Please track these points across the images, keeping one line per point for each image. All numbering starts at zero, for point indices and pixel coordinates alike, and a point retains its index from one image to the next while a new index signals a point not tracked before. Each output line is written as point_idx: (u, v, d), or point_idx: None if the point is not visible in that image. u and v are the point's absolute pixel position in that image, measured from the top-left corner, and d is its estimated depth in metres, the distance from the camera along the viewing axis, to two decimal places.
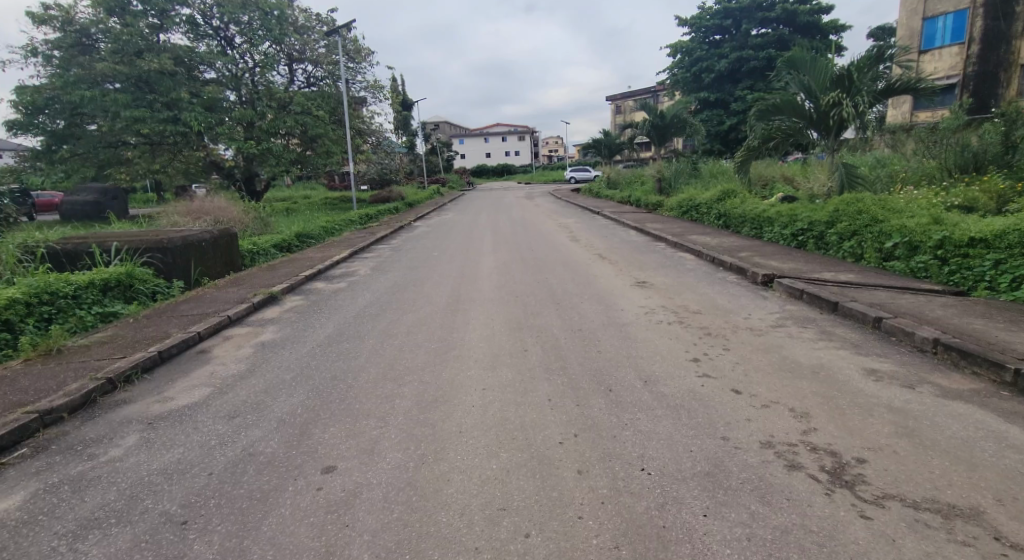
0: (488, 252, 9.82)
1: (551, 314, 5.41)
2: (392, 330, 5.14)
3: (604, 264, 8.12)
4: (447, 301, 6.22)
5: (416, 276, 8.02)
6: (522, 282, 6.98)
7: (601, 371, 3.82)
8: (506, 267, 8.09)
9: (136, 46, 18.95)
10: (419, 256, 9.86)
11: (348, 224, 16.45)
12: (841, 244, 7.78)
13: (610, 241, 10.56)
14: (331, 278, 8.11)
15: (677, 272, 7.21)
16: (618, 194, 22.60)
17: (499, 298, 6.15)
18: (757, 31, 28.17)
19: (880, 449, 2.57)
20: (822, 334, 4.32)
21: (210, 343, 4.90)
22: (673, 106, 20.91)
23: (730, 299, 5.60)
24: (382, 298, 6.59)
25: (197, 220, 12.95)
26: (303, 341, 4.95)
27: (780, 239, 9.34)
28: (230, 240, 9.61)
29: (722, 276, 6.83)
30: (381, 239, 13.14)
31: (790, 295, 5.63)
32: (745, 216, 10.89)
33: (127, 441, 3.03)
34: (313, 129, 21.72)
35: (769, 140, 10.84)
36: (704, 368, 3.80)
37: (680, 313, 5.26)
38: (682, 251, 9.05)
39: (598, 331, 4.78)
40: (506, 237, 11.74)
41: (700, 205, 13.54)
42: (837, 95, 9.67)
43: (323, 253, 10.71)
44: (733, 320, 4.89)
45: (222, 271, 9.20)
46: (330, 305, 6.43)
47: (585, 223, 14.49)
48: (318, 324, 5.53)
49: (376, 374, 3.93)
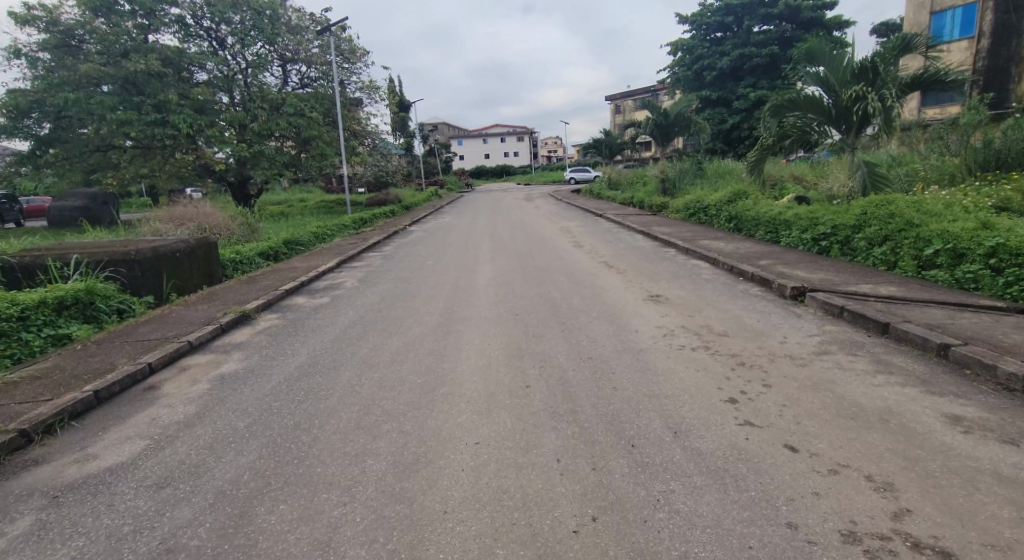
0: (485, 260, 9.17)
1: (556, 337, 4.75)
2: (373, 358, 4.48)
3: (613, 274, 7.46)
4: (439, 320, 5.56)
5: (407, 288, 7.35)
6: (522, 296, 6.32)
7: (618, 418, 3.15)
8: (505, 277, 7.44)
9: (123, 47, 18.35)
10: (411, 266, 9.19)
11: (341, 229, 15.82)
12: (871, 250, 7.13)
13: (616, 247, 9.90)
14: (314, 292, 7.44)
15: (693, 284, 6.53)
16: (621, 195, 21.94)
17: (497, 317, 5.51)
18: (760, 27, 27.50)
19: (1009, 549, 1.93)
20: (878, 364, 3.64)
21: (162, 377, 4.23)
22: (676, 105, 20.25)
23: (758, 318, 4.94)
24: (367, 317, 5.92)
25: (180, 227, 12.40)
26: (269, 372, 4.29)
27: (800, 244, 8.67)
28: (209, 250, 8.98)
29: (744, 288, 6.17)
30: (374, 246, 12.49)
31: (827, 312, 4.96)
32: (760, 219, 10.23)
33: (17, 527, 2.38)
34: (307, 130, 21.03)
35: (784, 139, 10.21)
36: (744, 412, 3.13)
37: (703, 335, 4.59)
38: (695, 259, 8.38)
39: (611, 361, 4.12)
40: (505, 243, 11.09)
41: (708, 207, 12.89)
42: (860, 89, 9.00)
43: (310, 262, 10.05)
44: (767, 345, 4.23)
45: (198, 283, 8.56)
46: (308, 325, 5.77)
47: (588, 226, 13.81)
48: (291, 349, 4.88)
49: (347, 421, 3.27)
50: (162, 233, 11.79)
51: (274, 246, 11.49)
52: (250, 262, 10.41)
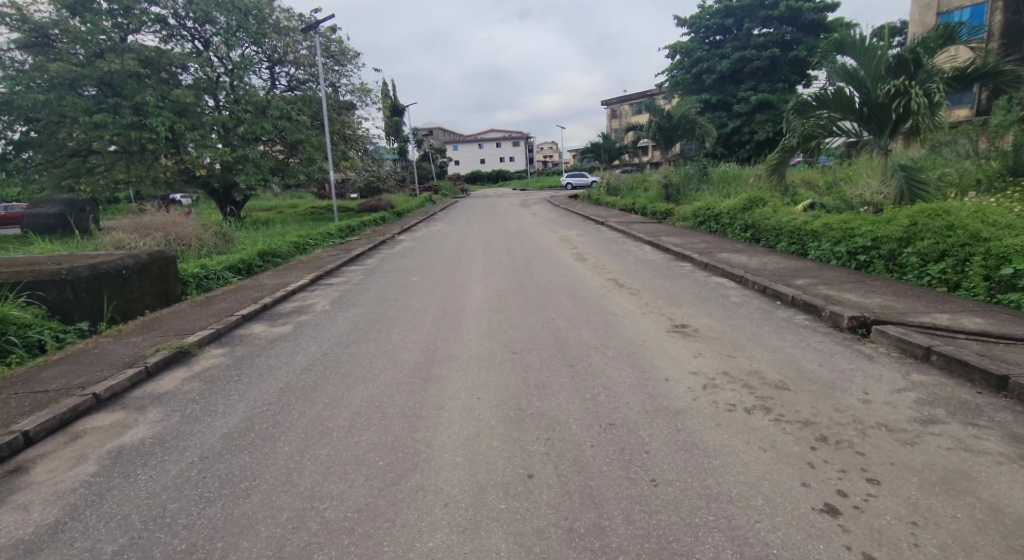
0: (478, 276, 8.14)
1: (566, 388, 3.72)
2: (325, 420, 3.43)
3: (626, 295, 6.44)
4: (418, 360, 4.51)
5: (383, 313, 6.29)
6: (520, 326, 5.27)
7: (665, 547, 2.14)
8: (501, 300, 6.41)
9: (97, 46, 17.18)
10: (393, 284, 8.13)
11: (324, 237, 14.78)
12: (925, 268, 6.19)
13: (624, 261, 8.90)
14: (278, 317, 6.40)
15: (722, 310, 5.54)
16: (620, 201, 20.95)
17: (491, 356, 4.48)
18: (760, 30, 26.63)
19: None
20: (1018, 445, 2.63)
21: (40, 452, 3.18)
22: (681, 107, 19.27)
23: (821, 361, 3.92)
24: (332, 353, 4.88)
25: (145, 237, 11.33)
26: (186, 442, 3.23)
27: (836, 259, 7.68)
28: (163, 265, 7.98)
29: (786, 316, 5.17)
30: (358, 258, 11.44)
31: (906, 352, 3.95)
32: (782, 228, 9.25)
33: None
34: (293, 134, 19.88)
35: (809, 141, 9.24)
36: (856, 536, 2.12)
37: (756, 389, 3.54)
38: (717, 276, 7.36)
39: (642, 428, 3.11)
40: (499, 255, 10.08)
41: (720, 215, 11.89)
42: (899, 84, 8.00)
43: (281, 278, 9.02)
44: (847, 404, 3.19)
45: (149, 303, 7.56)
46: (257, 365, 4.70)
47: (590, 236, 12.78)
48: (226, 404, 3.81)
49: (267, 546, 2.25)
50: (124, 245, 10.71)
51: (247, 258, 10.48)
52: (216, 277, 9.39)
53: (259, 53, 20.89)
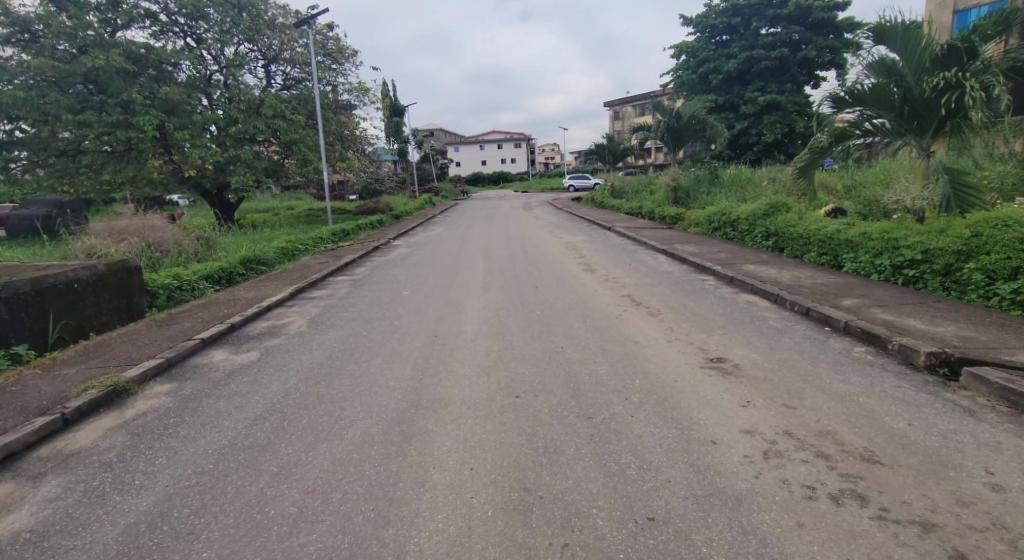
0: (476, 290, 7.30)
1: (584, 456, 2.88)
2: (265, 504, 2.59)
3: (645, 318, 5.60)
4: (399, 407, 3.66)
5: (365, 337, 5.44)
6: (525, 359, 4.42)
7: None
8: (501, 322, 5.58)
9: (82, 41, 16.30)
10: (383, 298, 7.31)
11: (316, 243, 13.96)
12: (993, 287, 5.40)
13: (638, 273, 8.08)
14: (247, 341, 5.57)
15: (762, 339, 4.70)
16: (626, 205, 20.10)
17: (489, 404, 3.64)
18: (767, 29, 25.75)
19: None
20: None
21: None
22: (691, 106, 18.25)
23: (911, 419, 3.06)
24: (297, 393, 4.03)
25: (121, 242, 10.54)
26: (77, 540, 2.40)
27: (880, 274, 6.84)
28: (125, 276, 7.18)
29: (841, 349, 4.32)
30: (348, 266, 10.60)
31: (1015, 404, 3.12)
32: (810, 236, 8.43)
33: None
34: (287, 134, 19.02)
35: (843, 140, 8.46)
36: None
37: (839, 461, 2.69)
38: (746, 293, 6.51)
39: (694, 528, 2.27)
40: (499, 265, 9.26)
41: (737, 221, 11.07)
42: (948, 77, 7.17)
43: (260, 290, 8.23)
44: (972, 493, 2.35)
45: (106, 320, 6.76)
46: (204, 409, 3.84)
47: (597, 243, 11.96)
48: (148, 471, 2.96)
49: None
50: (97, 251, 9.89)
51: (227, 266, 9.70)
52: (191, 288, 8.61)
53: (253, 51, 20.08)
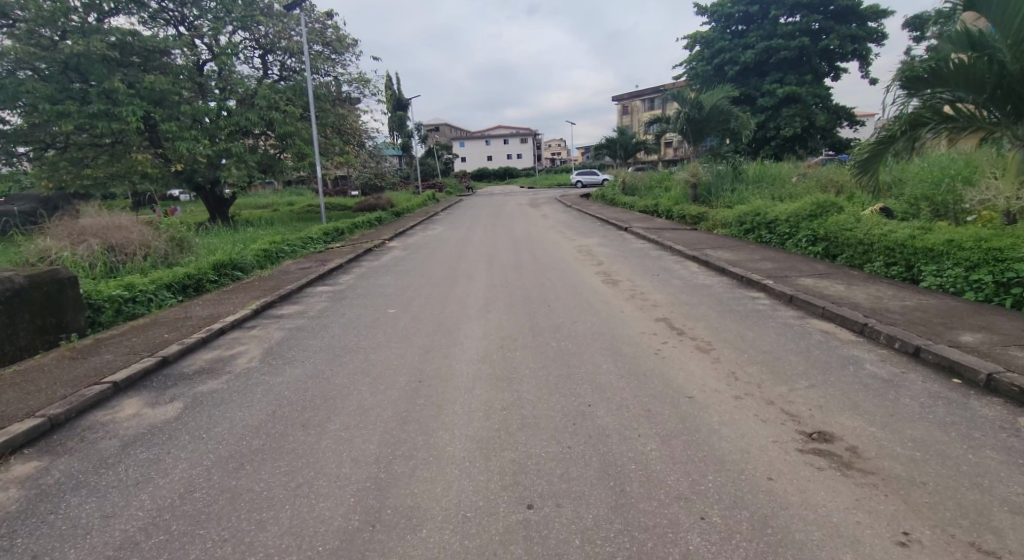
0: (475, 310, 5.97)
1: None
2: None
3: (694, 356, 4.25)
4: (348, 527, 2.35)
5: (323, 382, 4.11)
6: (537, 433, 3.07)
7: None
8: (506, 362, 4.24)
9: (63, 27, 14.91)
10: (362, 318, 6.01)
11: (304, 244, 12.69)
12: None
13: (671, 286, 6.74)
14: (174, 384, 4.28)
15: (873, 398, 3.36)
16: (640, 202, 18.73)
17: (486, 525, 2.32)
18: (787, 19, 24.19)
19: None
20: None
21: None
22: (713, 97, 16.83)
23: None
24: (203, 488, 2.72)
25: (79, 244, 9.28)
26: None
27: (977, 292, 5.48)
28: (56, 289, 5.89)
29: (999, 420, 2.98)
30: (333, 273, 9.31)
31: None
32: (873, 242, 7.05)
33: None
34: (281, 126, 17.39)
35: (916, 129, 7.09)
36: None
37: None
38: (813, 318, 5.17)
39: None
40: (506, 275, 7.93)
41: (775, 223, 9.71)
42: None
43: (225, 304, 6.96)
44: None
45: (22, 346, 5.46)
46: (57, 519, 2.54)
47: (616, 245, 10.64)
48: None
49: None
50: (48, 257, 8.65)
51: (195, 273, 8.45)
52: (146, 300, 7.37)
53: (247, 39, 18.69)
